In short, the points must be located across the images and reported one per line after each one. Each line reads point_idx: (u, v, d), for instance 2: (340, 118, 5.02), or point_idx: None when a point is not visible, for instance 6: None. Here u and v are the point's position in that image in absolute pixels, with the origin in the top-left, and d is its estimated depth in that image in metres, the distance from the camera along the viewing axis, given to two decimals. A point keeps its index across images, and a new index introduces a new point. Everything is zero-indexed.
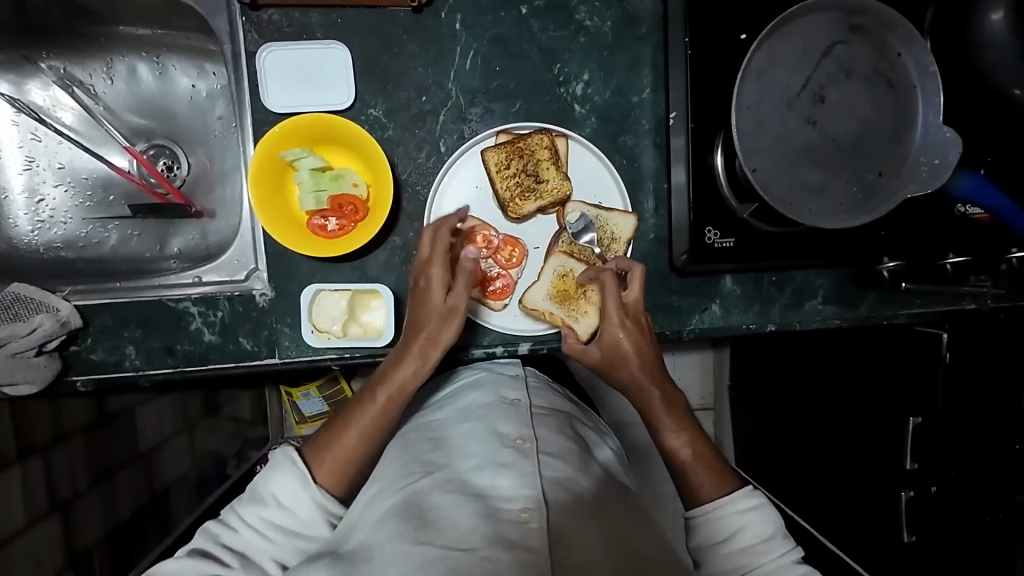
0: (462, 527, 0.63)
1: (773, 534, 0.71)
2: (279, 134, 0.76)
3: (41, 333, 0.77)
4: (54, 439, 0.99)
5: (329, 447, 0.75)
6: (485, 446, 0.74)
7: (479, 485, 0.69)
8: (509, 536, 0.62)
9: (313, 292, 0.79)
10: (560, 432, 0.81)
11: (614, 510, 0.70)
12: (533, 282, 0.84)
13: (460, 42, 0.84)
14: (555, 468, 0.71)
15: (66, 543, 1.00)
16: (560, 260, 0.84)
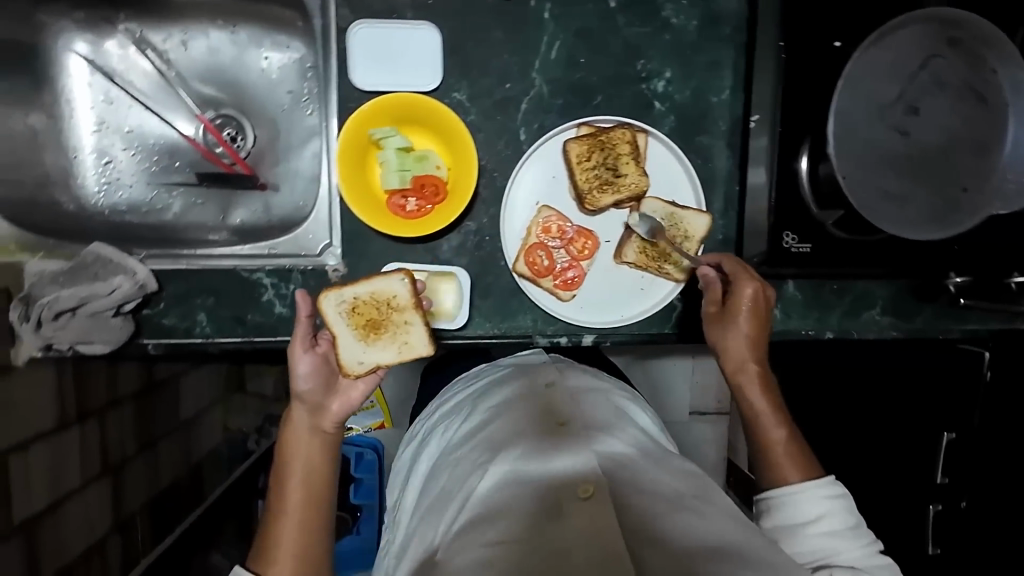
0: (521, 512, 0.58)
1: (858, 523, 0.71)
2: (368, 112, 0.77)
3: (120, 295, 0.77)
4: (109, 403, 0.98)
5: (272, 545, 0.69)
6: (531, 431, 0.69)
7: (531, 470, 0.63)
8: (573, 516, 0.56)
9: (391, 270, 0.83)
10: (614, 416, 0.75)
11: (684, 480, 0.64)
12: (337, 345, 0.73)
13: (547, 31, 0.83)
14: (606, 448, 0.65)
15: (115, 507, 1.00)
16: (334, 302, 0.73)
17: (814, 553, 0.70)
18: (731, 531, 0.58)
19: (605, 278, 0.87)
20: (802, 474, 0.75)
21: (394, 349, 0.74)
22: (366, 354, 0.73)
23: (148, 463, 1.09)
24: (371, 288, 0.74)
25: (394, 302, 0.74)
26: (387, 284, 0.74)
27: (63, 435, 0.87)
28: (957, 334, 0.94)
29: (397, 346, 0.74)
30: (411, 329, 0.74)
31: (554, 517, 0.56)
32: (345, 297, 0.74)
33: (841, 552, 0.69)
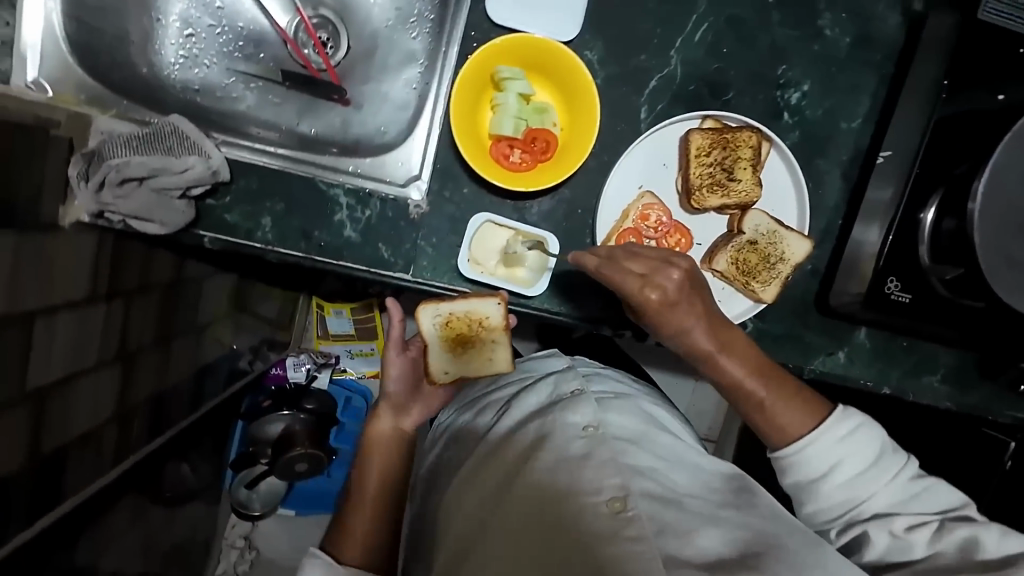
0: (558, 529, 0.54)
1: (879, 456, 0.68)
2: (501, 46, 0.74)
3: (192, 177, 0.72)
4: (138, 286, 0.92)
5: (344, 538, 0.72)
6: (551, 439, 0.64)
7: (558, 482, 0.58)
8: (603, 532, 0.52)
9: (481, 220, 0.76)
10: (637, 416, 0.70)
11: (710, 491, 0.61)
12: (427, 354, 0.79)
13: (697, 11, 0.79)
14: (631, 455, 0.61)
15: (121, 395, 0.94)
16: (431, 313, 0.76)
17: (836, 503, 0.67)
18: (773, 535, 0.56)
19: None
20: (807, 424, 0.69)
21: (477, 362, 0.81)
22: (451, 365, 0.81)
23: (159, 358, 1.02)
24: (469, 305, 0.76)
25: (487, 322, 0.77)
26: (486, 306, 0.76)
27: (89, 308, 0.82)
28: (1007, 419, 0.94)
29: (481, 360, 0.81)
30: (499, 347, 0.80)
31: (585, 538, 0.52)
32: (442, 311, 0.76)
33: (863, 496, 0.67)
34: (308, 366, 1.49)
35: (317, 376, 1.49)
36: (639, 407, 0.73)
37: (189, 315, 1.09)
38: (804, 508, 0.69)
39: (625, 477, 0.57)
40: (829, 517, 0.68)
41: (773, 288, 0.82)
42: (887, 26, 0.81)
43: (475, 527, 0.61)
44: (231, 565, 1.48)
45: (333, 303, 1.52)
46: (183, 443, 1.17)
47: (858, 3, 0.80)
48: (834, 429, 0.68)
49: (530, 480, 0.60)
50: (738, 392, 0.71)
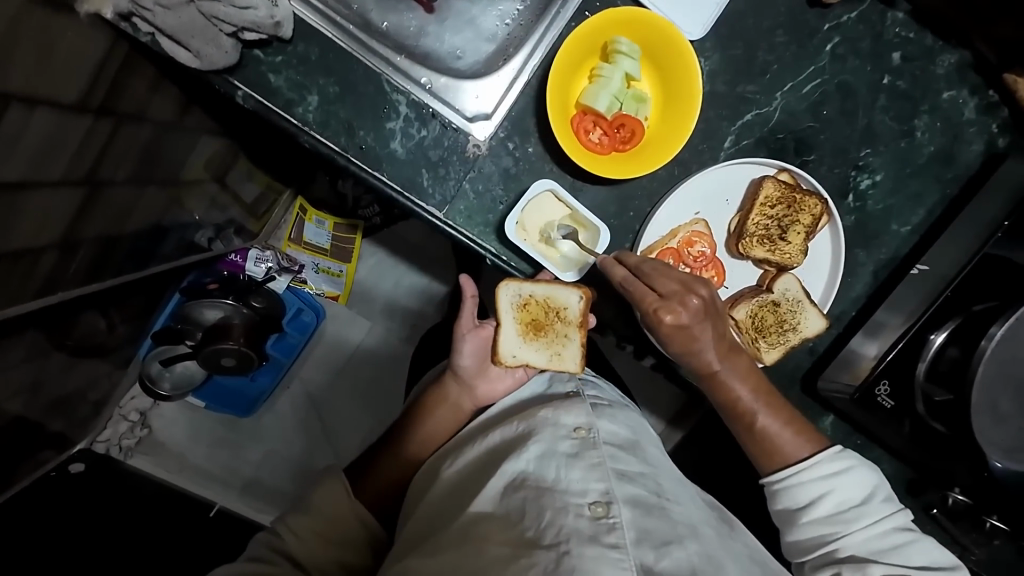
0: (537, 518, 0.53)
1: (865, 499, 0.70)
2: (629, 18, 0.69)
3: (250, 18, 0.63)
4: (131, 110, 0.81)
5: (365, 471, 0.73)
6: (540, 432, 0.62)
7: (547, 478, 0.57)
8: (583, 532, 0.52)
9: (543, 188, 0.72)
10: (627, 423, 0.69)
11: (696, 507, 0.63)
12: (497, 331, 0.75)
13: (816, 64, 0.77)
14: (622, 461, 0.61)
15: (73, 222, 0.82)
16: (511, 291, 0.74)
17: (814, 537, 0.71)
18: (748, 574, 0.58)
19: None
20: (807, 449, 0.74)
21: (545, 355, 0.76)
22: (520, 350, 0.75)
23: (126, 198, 0.91)
24: (552, 292, 0.73)
25: (563, 314, 0.73)
26: (567, 293, 0.72)
27: (76, 114, 0.71)
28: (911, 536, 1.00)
29: (550, 355, 0.75)
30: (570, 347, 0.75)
31: (566, 533, 0.52)
32: (522, 290, 0.74)
33: (843, 533, 0.70)
34: (269, 265, 1.29)
35: (275, 280, 1.29)
36: (631, 416, 0.72)
37: (172, 163, 0.97)
38: (783, 537, 0.74)
39: (610, 484, 0.57)
40: (807, 551, 0.72)
41: (777, 354, 0.82)
42: (970, 150, 0.82)
43: (459, 502, 0.60)
44: (116, 437, 1.31)
45: (318, 211, 1.36)
46: (111, 296, 1.04)
47: (955, 118, 0.81)
48: (826, 467, 0.72)
49: (517, 474, 0.58)
50: (733, 411, 0.75)
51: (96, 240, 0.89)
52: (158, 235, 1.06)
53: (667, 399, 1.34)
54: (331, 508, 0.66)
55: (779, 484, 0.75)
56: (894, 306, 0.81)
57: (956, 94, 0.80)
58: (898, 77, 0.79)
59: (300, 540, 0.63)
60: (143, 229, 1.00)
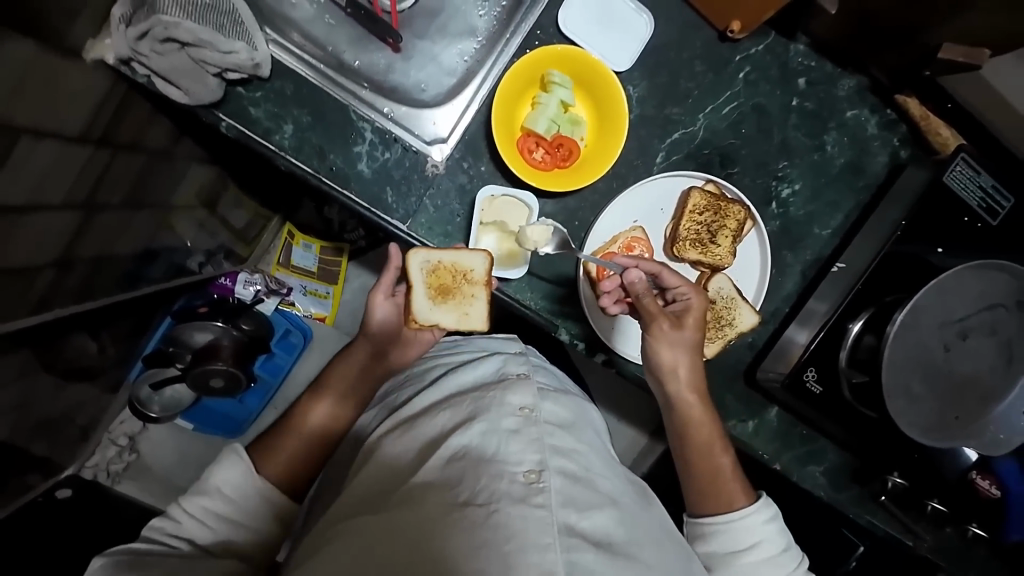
0: (475, 482, 0.60)
1: (787, 547, 0.78)
2: (561, 54, 0.80)
3: (233, 61, 0.73)
4: (128, 142, 0.91)
5: (271, 445, 0.77)
6: (486, 409, 0.69)
7: (488, 449, 0.64)
8: (513, 494, 0.59)
9: (526, 201, 0.83)
10: (569, 406, 0.76)
11: (620, 482, 0.70)
12: (409, 292, 0.78)
13: (732, 89, 0.88)
14: (559, 438, 0.68)
15: (70, 243, 0.90)
16: (420, 258, 0.78)
17: None
18: (658, 542, 0.66)
19: None
20: (743, 497, 0.80)
21: (455, 316, 0.80)
22: (429, 314, 0.79)
23: (120, 221, 1.00)
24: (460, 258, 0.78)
25: (471, 275, 0.79)
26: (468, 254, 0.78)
27: (77, 146, 0.80)
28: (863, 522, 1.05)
29: (459, 313, 0.79)
30: (477, 304, 0.80)
31: (497, 497, 0.58)
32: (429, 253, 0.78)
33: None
34: (257, 288, 1.38)
35: (263, 301, 1.39)
36: (574, 401, 0.79)
37: (164, 191, 1.07)
38: None
39: (543, 456, 0.64)
40: None
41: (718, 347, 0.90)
42: (876, 161, 0.93)
43: (402, 474, 0.65)
44: (104, 462, 1.36)
45: (305, 235, 1.44)
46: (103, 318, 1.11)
47: (860, 134, 0.92)
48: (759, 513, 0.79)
49: (462, 445, 0.64)
50: (695, 438, 0.82)
51: (90, 260, 0.97)
52: (150, 257, 1.15)
53: (636, 405, 1.40)
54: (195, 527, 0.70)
55: (720, 527, 0.79)
56: (820, 296, 0.90)
57: (858, 113, 0.91)
58: (805, 99, 0.90)
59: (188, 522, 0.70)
60: (136, 252, 1.09)
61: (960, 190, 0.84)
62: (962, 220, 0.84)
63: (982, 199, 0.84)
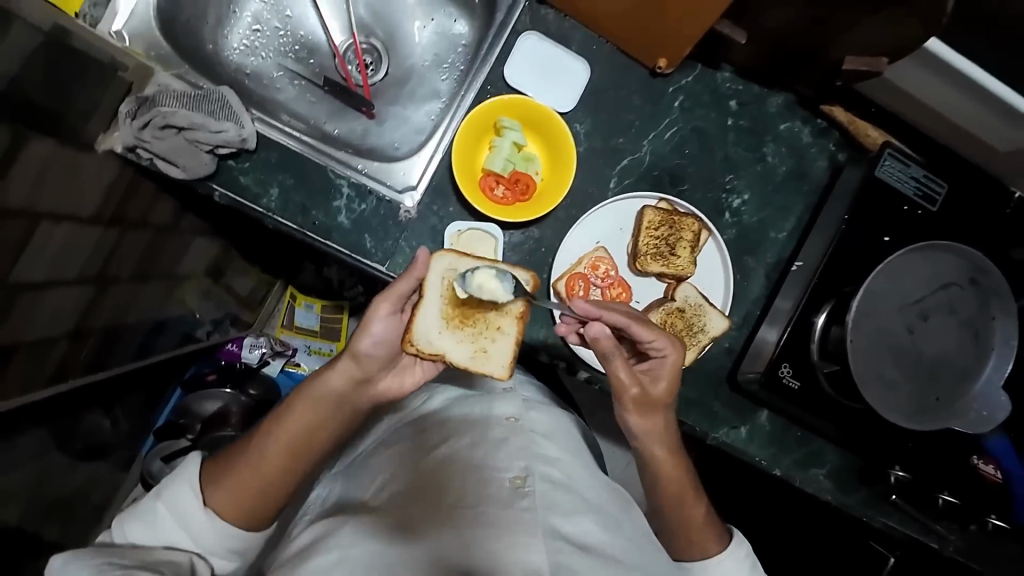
0: (462, 487, 0.63)
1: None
2: (509, 102, 0.90)
3: (222, 138, 0.84)
4: (136, 221, 1.01)
5: (218, 479, 0.77)
6: (477, 421, 0.73)
7: (474, 456, 0.67)
8: (499, 497, 0.62)
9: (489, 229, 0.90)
10: (557, 420, 0.80)
11: (606, 492, 0.72)
12: (423, 304, 0.78)
13: (670, 116, 0.97)
14: (545, 446, 0.71)
15: (83, 315, 0.98)
16: (449, 266, 0.79)
17: None
18: (642, 550, 0.67)
19: None
20: (717, 545, 0.84)
21: (469, 350, 0.79)
22: (436, 337, 0.78)
23: (129, 293, 1.09)
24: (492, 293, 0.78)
25: (505, 305, 0.80)
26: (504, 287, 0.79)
27: (90, 226, 0.90)
28: (880, 525, 1.02)
29: (475, 348, 0.79)
30: (499, 346, 0.80)
31: (484, 499, 0.62)
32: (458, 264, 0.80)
33: None
34: (262, 350, 1.47)
35: (268, 362, 1.47)
36: (559, 416, 0.83)
37: (170, 262, 1.17)
38: None
39: (530, 463, 0.66)
40: None
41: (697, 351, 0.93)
42: (816, 165, 1.00)
43: (388, 488, 0.68)
44: None
45: (307, 296, 1.55)
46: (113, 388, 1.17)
47: (796, 143, 1.00)
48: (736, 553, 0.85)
49: (449, 453, 0.68)
50: (669, 494, 0.83)
51: (102, 331, 1.05)
52: (159, 326, 1.23)
53: None
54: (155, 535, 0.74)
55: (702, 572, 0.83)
56: (784, 295, 0.93)
57: (791, 125, 0.99)
58: (739, 118, 0.98)
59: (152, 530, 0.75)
60: (144, 321, 1.17)
61: (893, 181, 0.90)
62: (902, 209, 0.90)
63: (917, 187, 0.90)
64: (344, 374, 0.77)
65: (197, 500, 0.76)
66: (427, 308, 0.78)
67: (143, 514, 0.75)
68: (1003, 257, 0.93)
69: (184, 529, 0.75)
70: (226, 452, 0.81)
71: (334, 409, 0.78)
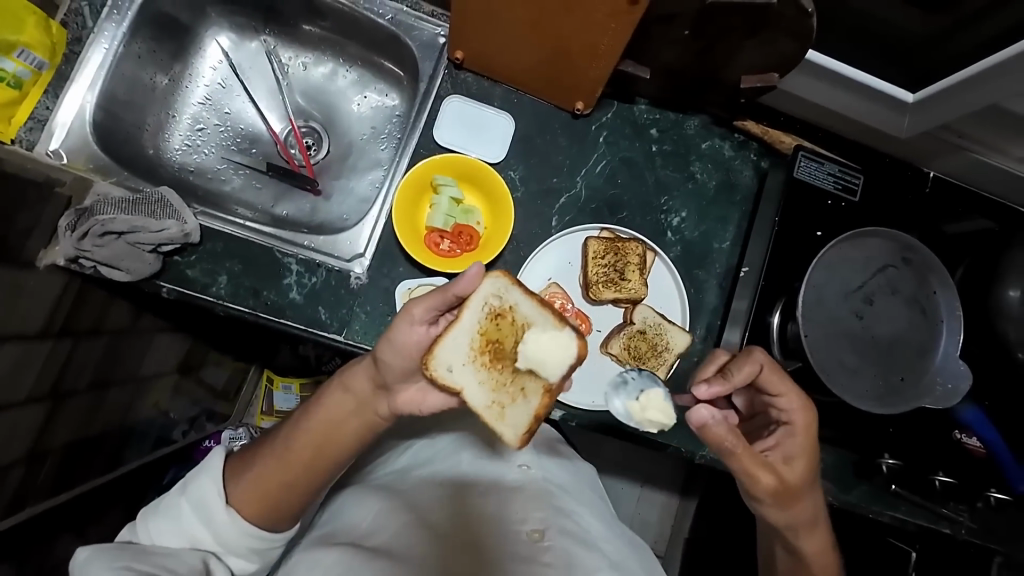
0: (477, 527, 0.71)
1: None
2: (441, 161, 0.94)
3: (165, 236, 0.85)
4: (90, 330, 1.00)
5: (244, 471, 0.81)
6: (495, 467, 0.83)
7: (493, 506, 0.75)
8: (522, 551, 0.69)
9: (440, 283, 0.92)
10: (570, 472, 0.89)
11: (619, 542, 0.79)
12: (457, 324, 0.77)
13: (598, 151, 1.02)
14: (560, 498, 0.80)
15: (38, 436, 0.94)
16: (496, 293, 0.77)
17: None
18: None
19: (590, 362, 0.96)
20: None
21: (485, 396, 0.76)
22: (458, 369, 0.77)
23: (89, 404, 1.05)
24: (533, 350, 0.74)
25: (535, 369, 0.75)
26: (552, 343, 0.74)
27: (39, 343, 0.89)
28: (887, 518, 0.98)
29: (495, 398, 0.77)
30: (516, 411, 0.76)
31: (507, 550, 0.68)
32: (505, 294, 0.77)
33: None
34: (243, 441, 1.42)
35: None
36: (569, 459, 0.93)
37: (131, 367, 1.14)
38: None
39: (547, 520, 0.74)
40: None
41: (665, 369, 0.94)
42: (743, 175, 1.05)
43: (391, 525, 0.73)
44: None
45: (284, 377, 1.52)
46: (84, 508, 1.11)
47: (720, 158, 1.05)
48: None
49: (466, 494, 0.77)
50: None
51: (62, 449, 1.01)
52: (125, 435, 1.18)
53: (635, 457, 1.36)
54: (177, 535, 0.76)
55: None
56: (737, 303, 0.95)
57: (712, 142, 1.05)
58: (662, 143, 1.04)
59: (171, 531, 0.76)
60: (108, 432, 1.13)
61: (812, 180, 0.95)
62: (827, 203, 0.95)
63: (836, 182, 0.96)
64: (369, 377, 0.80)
65: (220, 495, 0.78)
66: (458, 331, 0.77)
67: (168, 507, 0.77)
68: (934, 232, 0.98)
69: (206, 524, 0.77)
70: (252, 448, 0.86)
71: (355, 411, 0.81)
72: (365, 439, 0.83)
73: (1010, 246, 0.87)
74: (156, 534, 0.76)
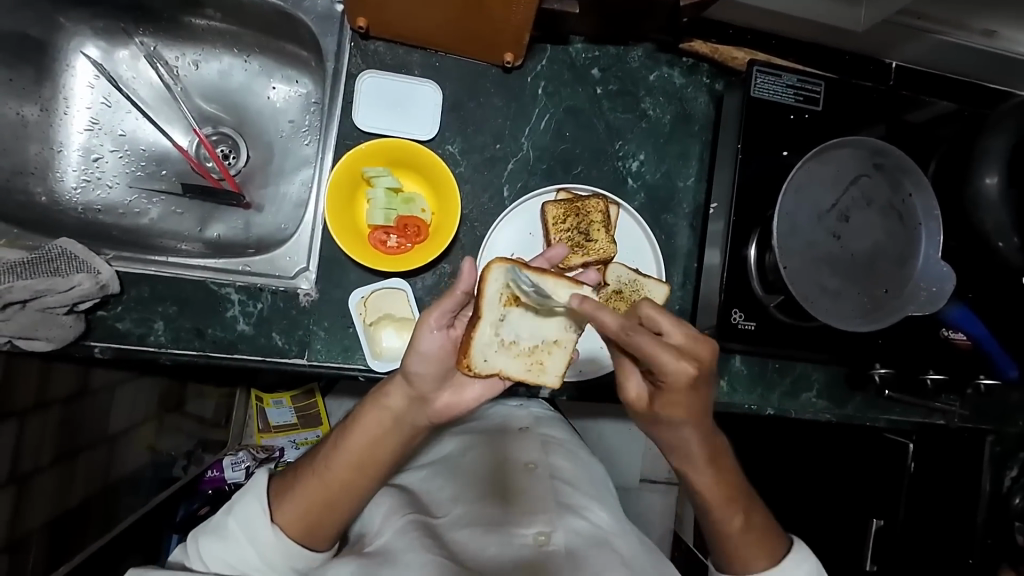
0: (479, 536, 0.73)
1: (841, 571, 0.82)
2: (367, 151, 0.84)
3: (79, 293, 0.76)
4: (34, 405, 0.91)
5: (288, 493, 0.78)
6: (506, 467, 0.86)
7: (498, 516, 0.76)
8: (525, 556, 0.70)
9: (396, 286, 0.86)
10: (581, 468, 0.92)
11: (632, 539, 0.81)
12: (476, 323, 0.73)
13: (539, 105, 0.93)
14: (568, 493, 0.83)
15: (10, 524, 0.88)
16: (505, 278, 0.73)
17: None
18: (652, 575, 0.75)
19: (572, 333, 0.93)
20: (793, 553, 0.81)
21: (525, 365, 0.76)
22: (492, 355, 0.75)
23: (60, 477, 0.97)
24: (552, 312, 0.76)
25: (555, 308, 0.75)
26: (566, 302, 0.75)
27: None
28: (883, 423, 1.00)
29: (530, 362, 0.76)
30: (555, 357, 0.77)
31: (512, 557, 0.70)
32: (520, 280, 0.73)
33: None
34: (247, 464, 1.38)
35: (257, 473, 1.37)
36: (574, 451, 0.96)
37: (98, 428, 1.05)
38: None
39: (553, 521, 0.76)
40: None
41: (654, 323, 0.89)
42: (698, 103, 0.97)
43: (391, 529, 0.76)
44: None
45: (273, 393, 1.44)
46: None
47: (671, 88, 0.96)
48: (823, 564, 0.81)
49: (469, 505, 0.79)
50: None
51: (46, 527, 0.94)
52: (111, 496, 1.11)
53: None
54: (221, 554, 0.75)
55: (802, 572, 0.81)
56: (711, 242, 0.91)
57: (659, 72, 0.96)
58: (606, 83, 0.95)
59: (217, 553, 0.75)
60: (93, 498, 1.05)
61: (771, 96, 0.88)
62: (789, 118, 0.89)
63: (796, 93, 0.89)
64: (403, 395, 0.77)
65: (265, 516, 0.76)
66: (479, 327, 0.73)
67: (216, 529, 0.77)
68: (899, 124, 0.92)
69: (251, 545, 0.75)
70: (294, 467, 0.83)
71: (393, 427, 0.78)
72: (407, 450, 0.81)
73: (984, 130, 0.82)
74: (208, 556, 0.75)
